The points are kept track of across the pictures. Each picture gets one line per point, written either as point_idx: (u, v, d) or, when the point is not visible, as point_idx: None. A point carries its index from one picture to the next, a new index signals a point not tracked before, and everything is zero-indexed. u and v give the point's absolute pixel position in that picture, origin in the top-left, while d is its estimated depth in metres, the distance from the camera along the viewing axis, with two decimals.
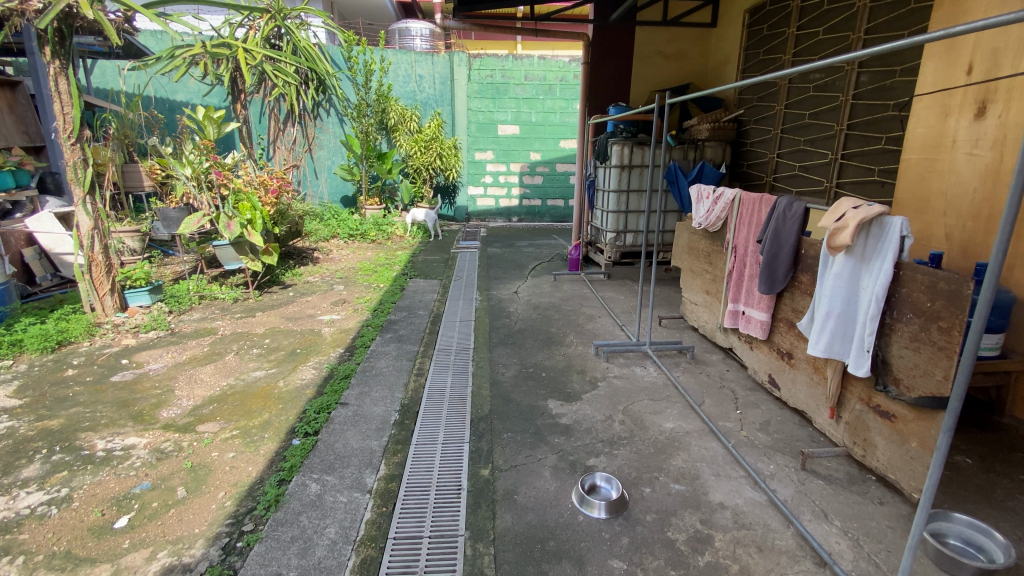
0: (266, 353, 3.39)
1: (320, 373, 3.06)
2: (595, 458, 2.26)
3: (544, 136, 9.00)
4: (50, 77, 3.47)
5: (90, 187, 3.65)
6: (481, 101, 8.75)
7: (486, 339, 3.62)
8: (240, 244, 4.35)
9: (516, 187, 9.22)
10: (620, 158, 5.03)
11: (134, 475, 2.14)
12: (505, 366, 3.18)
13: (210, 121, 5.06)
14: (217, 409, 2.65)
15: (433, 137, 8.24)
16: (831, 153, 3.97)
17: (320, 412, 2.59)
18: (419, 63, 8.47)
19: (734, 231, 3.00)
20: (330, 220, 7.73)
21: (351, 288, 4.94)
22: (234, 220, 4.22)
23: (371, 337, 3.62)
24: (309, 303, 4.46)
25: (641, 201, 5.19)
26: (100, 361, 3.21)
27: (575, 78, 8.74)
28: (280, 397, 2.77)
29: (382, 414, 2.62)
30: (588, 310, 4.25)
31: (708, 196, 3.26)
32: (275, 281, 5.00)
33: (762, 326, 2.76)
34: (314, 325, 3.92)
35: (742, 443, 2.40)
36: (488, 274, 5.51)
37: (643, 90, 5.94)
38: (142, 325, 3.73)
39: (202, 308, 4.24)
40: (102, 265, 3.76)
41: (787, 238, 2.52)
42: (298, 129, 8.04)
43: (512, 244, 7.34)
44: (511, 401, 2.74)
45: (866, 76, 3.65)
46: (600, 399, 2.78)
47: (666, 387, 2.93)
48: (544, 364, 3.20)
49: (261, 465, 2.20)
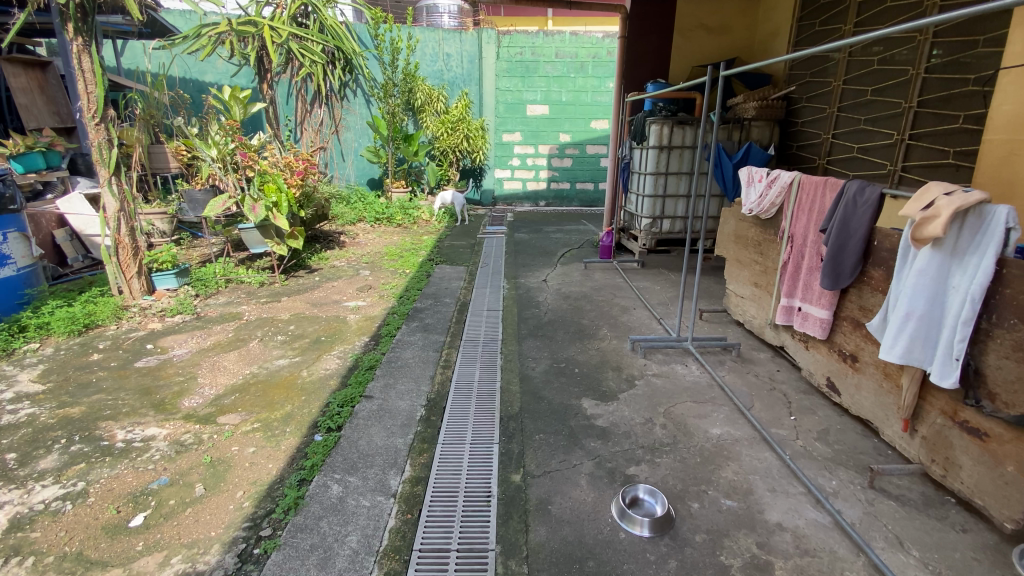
0: (290, 341, 3.30)
1: (345, 363, 2.93)
2: (636, 467, 2.08)
3: (574, 116, 8.66)
4: (73, 55, 3.37)
5: (116, 168, 3.61)
6: (510, 80, 8.48)
7: (515, 331, 3.44)
8: (265, 227, 4.27)
9: (544, 169, 8.95)
10: (658, 138, 4.74)
11: (152, 469, 2.06)
12: (535, 360, 3.01)
13: (236, 101, 4.95)
14: (238, 400, 2.56)
15: (460, 118, 8.01)
16: (897, 133, 3.61)
17: (344, 406, 2.47)
18: (447, 41, 8.23)
19: (791, 219, 2.74)
20: (357, 203, 7.63)
21: (377, 273, 4.83)
22: (260, 203, 4.13)
23: (397, 325, 3.49)
24: (335, 288, 4.36)
25: (679, 185, 4.90)
26: (125, 346, 3.17)
27: (608, 55, 8.37)
28: (302, 388, 2.65)
29: (408, 409, 2.48)
30: (622, 301, 4.03)
31: (762, 179, 3.01)
32: (302, 265, 4.91)
33: (821, 325, 2.51)
34: (339, 311, 3.81)
35: (799, 455, 2.19)
36: (516, 261, 5.32)
37: (683, 66, 5.59)
38: (168, 309, 3.70)
39: (228, 292, 4.19)
40: (128, 248, 3.75)
41: (858, 227, 2.24)
42: (325, 110, 7.95)
43: (540, 229, 7.12)
44: (542, 399, 2.57)
45: (940, 47, 3.28)
46: (639, 400, 2.58)
47: (711, 388, 2.72)
48: (578, 359, 3.02)
49: (281, 462, 2.09)
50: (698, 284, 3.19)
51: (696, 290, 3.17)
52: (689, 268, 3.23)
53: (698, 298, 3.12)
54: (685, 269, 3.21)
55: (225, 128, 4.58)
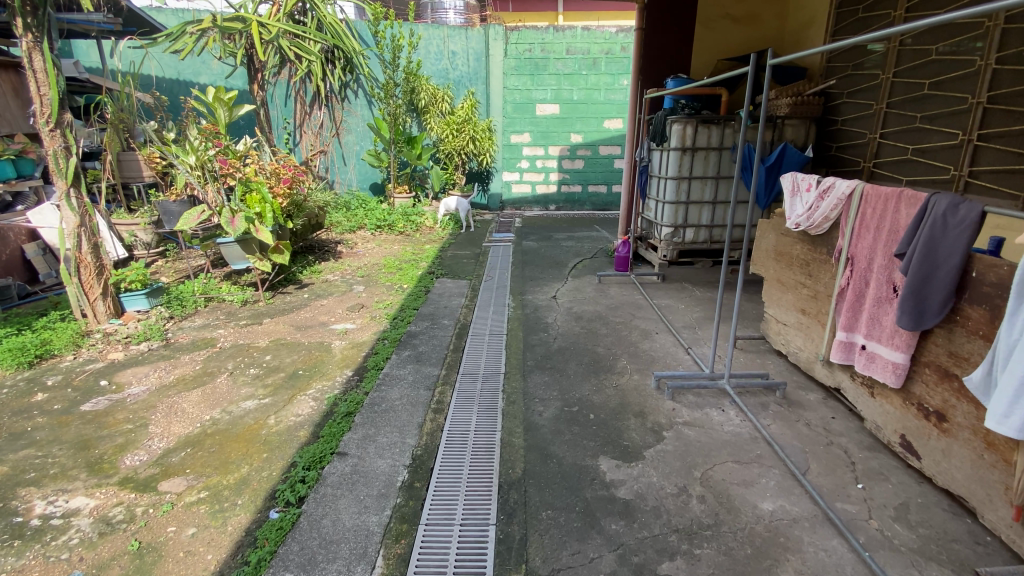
0: (263, 375, 2.88)
1: (320, 407, 2.50)
2: (669, 563, 1.63)
3: (586, 116, 8.20)
4: (24, 53, 3.06)
5: (75, 179, 3.29)
6: (519, 78, 8.04)
7: (520, 362, 3.00)
8: (247, 242, 3.87)
9: (554, 172, 8.50)
10: (681, 139, 4.28)
11: (64, 559, 1.68)
12: (543, 401, 2.56)
13: (221, 103, 4.54)
14: (189, 457, 2.17)
15: (466, 119, 7.60)
16: (961, 133, 3.09)
17: (310, 468, 2.05)
18: (452, 38, 7.83)
19: (852, 237, 2.26)
20: (357, 210, 7.26)
21: (371, 289, 4.42)
22: (239, 215, 3.73)
23: (387, 354, 3.07)
24: (323, 308, 3.96)
25: (704, 190, 4.41)
26: (76, 383, 2.84)
27: (622, 51, 7.91)
28: (265, 441, 2.25)
29: (388, 471, 2.06)
30: (643, 324, 3.56)
31: (811, 188, 2.56)
32: (291, 280, 4.53)
33: (895, 371, 2.04)
34: (323, 337, 3.40)
35: (877, 543, 1.73)
36: (524, 274, 4.88)
37: (709, 60, 5.10)
38: (134, 336, 3.33)
39: (206, 313, 3.81)
40: (91, 267, 3.39)
41: (949, 255, 1.77)
42: (325, 112, 7.61)
43: (550, 236, 6.68)
44: (551, 457, 2.13)
45: (1015, 33, 2.77)
46: (668, 459, 2.13)
47: (755, 442, 2.26)
48: (595, 400, 2.57)
49: (223, 551, 1.68)
50: (736, 311, 2.72)
51: (734, 318, 2.69)
52: (725, 292, 2.74)
53: (737, 328, 2.65)
54: (721, 294, 2.75)
55: (203, 134, 4.20)
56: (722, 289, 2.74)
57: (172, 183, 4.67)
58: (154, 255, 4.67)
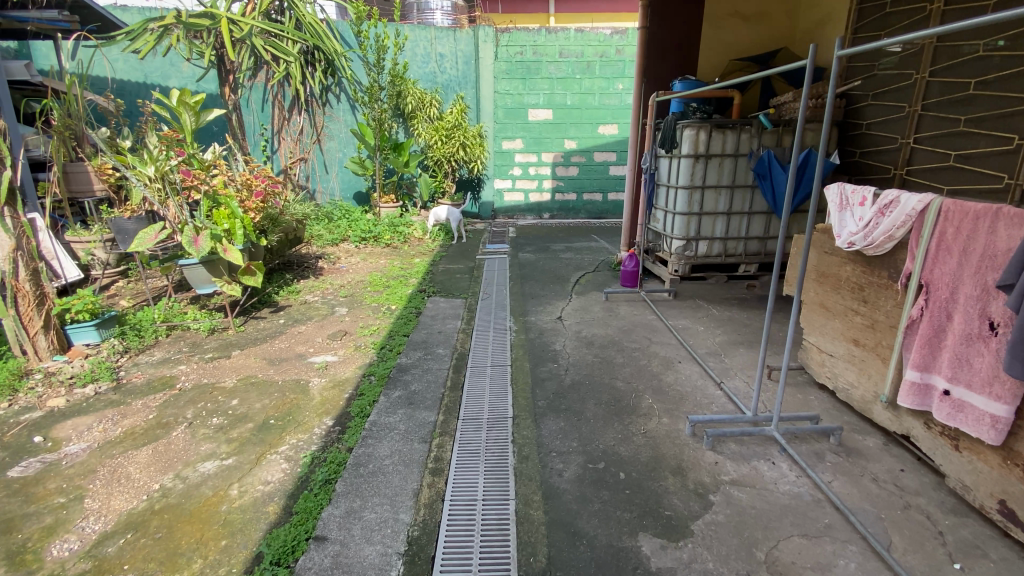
0: (228, 426, 2.43)
1: (295, 469, 2.07)
2: None
3: (581, 121, 7.88)
4: None
5: (7, 196, 2.81)
6: (510, 82, 7.69)
7: (529, 403, 2.60)
8: (212, 263, 3.44)
9: (547, 179, 8.14)
10: (693, 145, 3.94)
11: None
12: (563, 455, 2.17)
13: (186, 107, 4.10)
14: (129, 547, 1.73)
15: (455, 125, 7.23)
16: (1018, 137, 2.79)
17: (280, 564, 1.62)
18: (440, 40, 7.45)
19: (928, 263, 1.94)
20: (340, 221, 6.82)
21: (356, 311, 4.00)
22: (204, 234, 3.30)
23: (374, 396, 2.64)
24: (302, 336, 3.52)
25: (718, 201, 4.07)
26: (3, 441, 2.36)
27: (617, 53, 7.60)
28: (226, 521, 1.81)
29: (379, 562, 1.64)
30: (662, 350, 3.19)
31: (866, 202, 2.24)
32: (265, 302, 4.10)
33: (994, 425, 1.72)
34: (301, 373, 2.97)
35: None
36: (523, 291, 4.49)
37: (719, 62, 4.82)
38: (79, 376, 2.86)
39: (167, 345, 3.36)
40: (29, 297, 2.91)
41: None
42: (305, 118, 7.18)
43: (547, 247, 6.30)
44: (582, 535, 1.75)
45: None
46: (723, 534, 1.76)
47: (821, 507, 1.90)
48: (622, 453, 2.19)
49: None
50: (787, 346, 2.26)
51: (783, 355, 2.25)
52: (772, 311, 2.21)
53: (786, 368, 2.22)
54: (769, 324, 2.24)
55: (164, 144, 3.68)
56: (769, 315, 2.22)
57: (129, 201, 4.42)
58: (114, 274, 4.28)
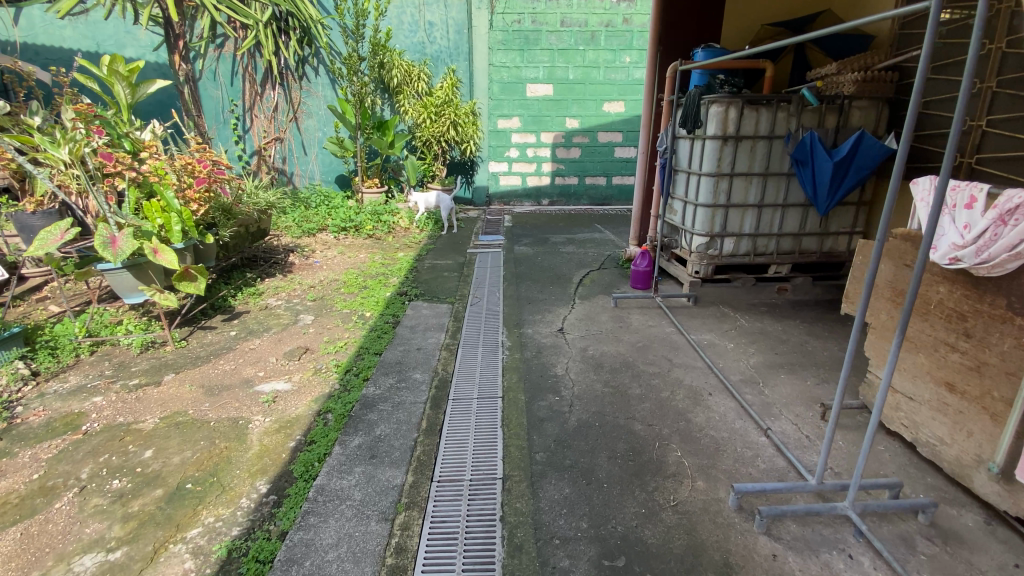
0: (132, 493, 1.88)
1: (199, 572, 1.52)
2: None
3: (583, 97, 7.19)
4: None
5: None
6: (506, 54, 6.98)
7: (525, 456, 2.03)
8: (141, 269, 2.88)
9: (547, 162, 7.49)
10: (721, 125, 3.34)
11: None
12: (570, 545, 1.62)
13: (118, 76, 3.43)
14: None
15: (445, 101, 6.55)
16: None
17: None
18: (429, 6, 6.73)
19: None
20: (318, 208, 6.22)
21: (323, 319, 3.42)
22: (123, 234, 2.68)
23: (326, 446, 2.07)
24: (253, 353, 2.95)
25: (748, 191, 3.46)
26: None
27: (624, 23, 6.89)
28: None
29: None
30: (686, 377, 2.63)
31: (977, 203, 1.68)
32: (217, 309, 3.52)
33: None
34: (242, 410, 2.40)
35: None
36: (519, 294, 3.91)
37: (749, 26, 4.14)
38: None
39: (86, 368, 2.81)
40: None
41: None
42: (279, 93, 6.51)
43: (547, 238, 5.71)
44: None
45: None
46: None
47: None
48: (647, 541, 1.64)
49: None
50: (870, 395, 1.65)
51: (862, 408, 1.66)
52: (857, 346, 1.56)
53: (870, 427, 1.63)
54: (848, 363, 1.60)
55: (77, 118, 3.04)
56: (851, 352, 1.59)
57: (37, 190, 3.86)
58: (47, 273, 3.81)
